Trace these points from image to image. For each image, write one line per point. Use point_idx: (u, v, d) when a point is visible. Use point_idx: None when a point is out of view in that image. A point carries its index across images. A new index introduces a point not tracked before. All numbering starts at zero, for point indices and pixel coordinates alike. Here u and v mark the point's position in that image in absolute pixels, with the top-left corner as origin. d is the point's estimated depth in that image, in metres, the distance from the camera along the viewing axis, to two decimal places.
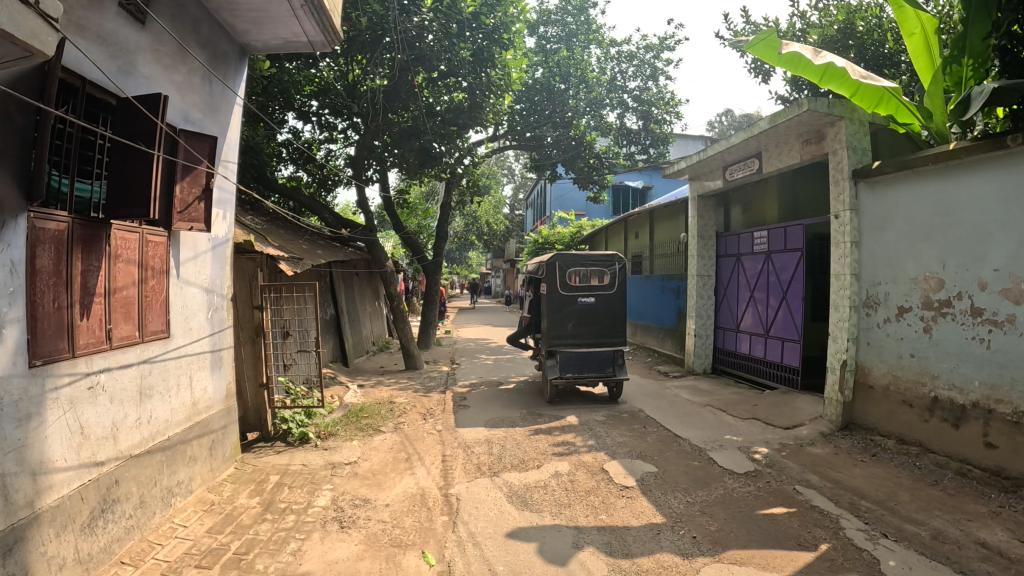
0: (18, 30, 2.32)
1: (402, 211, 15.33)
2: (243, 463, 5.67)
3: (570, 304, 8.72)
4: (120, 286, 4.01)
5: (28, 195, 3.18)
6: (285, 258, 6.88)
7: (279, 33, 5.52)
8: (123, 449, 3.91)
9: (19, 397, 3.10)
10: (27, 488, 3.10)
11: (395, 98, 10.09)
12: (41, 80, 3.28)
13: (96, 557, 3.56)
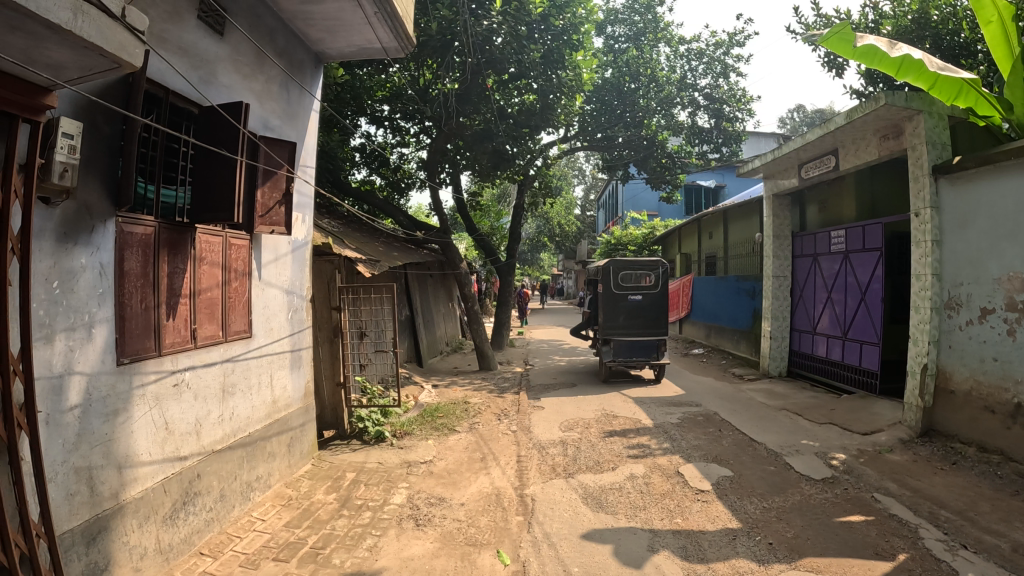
0: (106, 42, 2.42)
1: (474, 213, 15.44)
2: (320, 460, 5.80)
3: (621, 301, 10.04)
4: (205, 288, 4.16)
5: (116, 202, 3.32)
6: (364, 260, 7.01)
7: (353, 40, 5.61)
8: (205, 444, 4.06)
9: (108, 393, 3.24)
10: (113, 480, 3.24)
11: (467, 102, 10.08)
12: (125, 93, 3.41)
13: (177, 547, 3.70)
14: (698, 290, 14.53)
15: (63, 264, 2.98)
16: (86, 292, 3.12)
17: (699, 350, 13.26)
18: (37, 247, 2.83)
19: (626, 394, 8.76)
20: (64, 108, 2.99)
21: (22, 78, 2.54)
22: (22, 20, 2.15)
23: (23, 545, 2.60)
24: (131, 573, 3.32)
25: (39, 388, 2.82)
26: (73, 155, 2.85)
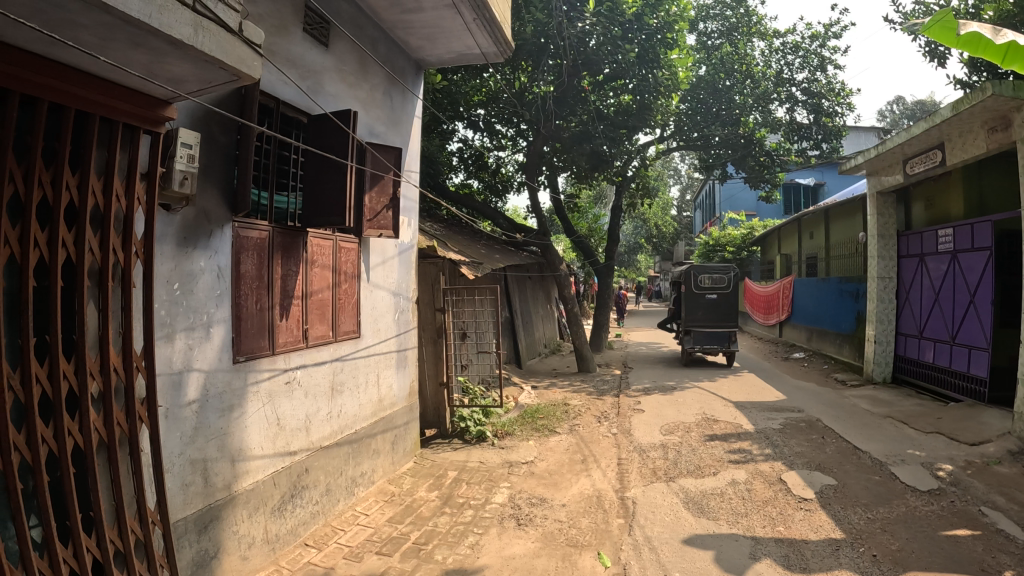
0: (224, 55, 2.52)
1: (572, 215, 15.45)
2: (422, 458, 5.93)
3: (699, 299, 11.77)
4: (317, 289, 4.33)
5: (233, 209, 3.49)
6: (468, 263, 7.13)
7: (453, 47, 5.71)
8: (314, 440, 4.22)
9: (224, 389, 3.41)
10: (226, 472, 3.41)
11: (565, 104, 10.20)
12: (238, 105, 3.57)
13: (283, 538, 3.85)
14: (799, 292, 14.06)
15: (183, 266, 3.16)
16: (205, 293, 3.30)
17: (800, 354, 12.79)
18: (160, 251, 3.01)
19: (727, 398, 8.57)
20: (183, 120, 3.15)
21: (144, 91, 2.68)
22: (145, 36, 2.25)
23: (139, 531, 2.75)
24: (239, 561, 3.47)
25: (160, 383, 3.00)
26: (192, 163, 3.00)
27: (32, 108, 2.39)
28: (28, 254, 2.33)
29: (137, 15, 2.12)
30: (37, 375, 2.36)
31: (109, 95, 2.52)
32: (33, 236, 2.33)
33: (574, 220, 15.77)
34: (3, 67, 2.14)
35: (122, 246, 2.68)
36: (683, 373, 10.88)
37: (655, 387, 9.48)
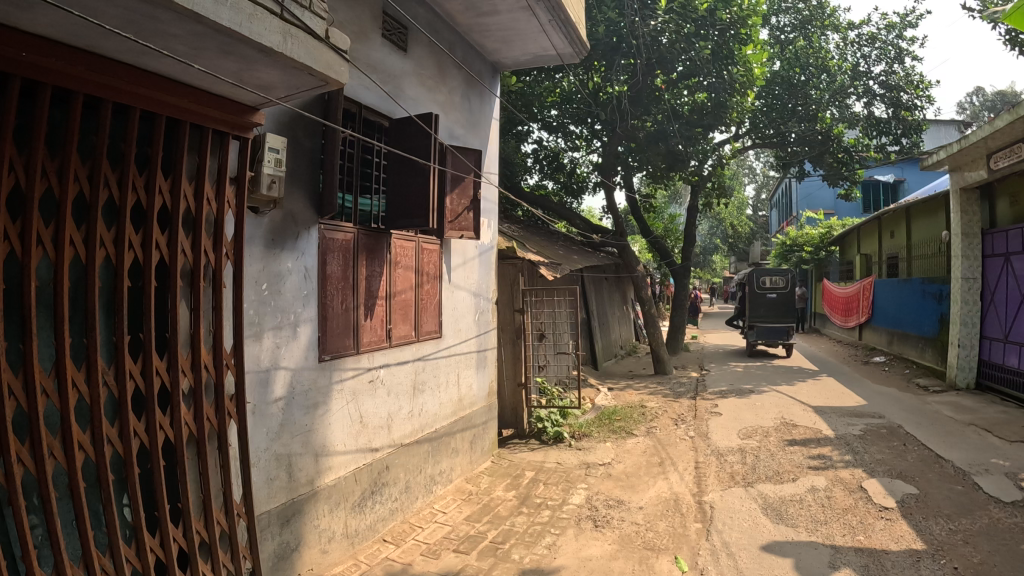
0: (313, 61, 2.51)
1: (649, 215, 15.32)
2: (500, 457, 5.97)
3: (761, 298, 13.32)
4: (400, 290, 4.41)
5: (318, 211, 3.58)
6: (547, 264, 7.13)
7: (528, 49, 5.72)
8: (395, 437, 4.31)
9: (310, 387, 3.51)
10: (310, 468, 3.50)
11: (639, 103, 10.08)
12: (323, 110, 3.65)
13: (362, 533, 3.93)
14: (880, 293, 13.58)
15: (271, 267, 3.27)
16: (292, 293, 3.40)
17: (881, 358, 12.34)
18: (249, 252, 3.12)
19: (805, 403, 8.34)
20: (270, 126, 3.25)
21: (232, 98, 2.75)
22: (235, 45, 2.25)
23: (225, 523, 2.84)
24: (319, 555, 3.55)
25: (249, 380, 3.10)
26: (279, 168, 3.08)
27: (125, 116, 2.47)
28: (123, 257, 2.43)
29: (228, 24, 2.12)
30: (132, 372, 2.47)
31: (196, 102, 2.58)
32: (127, 238, 2.44)
33: (650, 220, 15.60)
34: (94, 77, 2.21)
35: (213, 247, 2.78)
36: (762, 376, 10.62)
37: (732, 390, 9.29)
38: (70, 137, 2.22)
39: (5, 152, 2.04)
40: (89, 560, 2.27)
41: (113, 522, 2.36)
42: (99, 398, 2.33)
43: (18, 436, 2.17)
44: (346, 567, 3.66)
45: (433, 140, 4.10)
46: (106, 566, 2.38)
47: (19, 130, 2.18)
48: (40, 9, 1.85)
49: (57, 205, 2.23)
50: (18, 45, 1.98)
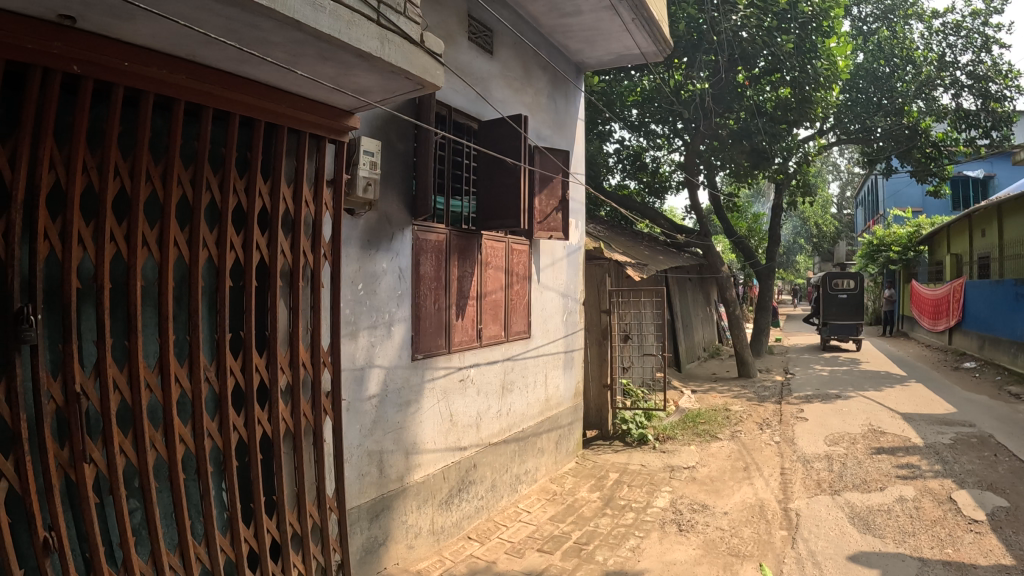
0: (410, 65, 2.54)
1: (732, 215, 15.07)
2: (584, 458, 5.96)
3: (835, 298, 14.36)
4: (490, 291, 4.45)
5: (412, 212, 3.65)
6: (633, 264, 7.06)
7: (611, 48, 5.68)
8: (483, 436, 4.36)
9: (403, 385, 3.59)
10: (400, 464, 3.57)
11: (722, 100, 9.92)
12: (414, 114, 3.72)
13: (448, 530, 3.99)
14: (970, 295, 12.95)
15: (368, 267, 3.35)
16: (387, 293, 3.48)
17: (970, 363, 11.78)
18: (346, 253, 3.20)
19: (894, 409, 8.03)
20: (365, 129, 3.32)
21: (327, 103, 2.82)
22: (333, 51, 2.29)
23: (318, 516, 2.89)
24: (406, 550, 3.61)
25: (345, 377, 3.19)
26: (374, 170, 3.15)
27: (226, 123, 2.56)
28: (225, 257, 2.52)
29: (327, 30, 2.15)
30: (232, 368, 2.56)
31: (293, 106, 2.66)
32: (228, 239, 2.52)
33: (733, 219, 15.29)
34: (194, 85, 2.30)
35: (311, 248, 2.86)
36: (848, 380, 10.28)
37: (818, 394, 9.03)
38: (172, 143, 2.31)
39: (109, 156, 2.14)
40: (185, 548, 2.36)
41: (209, 513, 2.44)
42: (200, 393, 2.42)
43: (122, 428, 2.28)
44: (431, 562, 3.71)
45: (524, 141, 4.05)
46: (203, 555, 2.46)
47: (125, 136, 2.29)
48: (143, 20, 1.93)
49: (161, 207, 2.33)
50: (121, 55, 2.08)
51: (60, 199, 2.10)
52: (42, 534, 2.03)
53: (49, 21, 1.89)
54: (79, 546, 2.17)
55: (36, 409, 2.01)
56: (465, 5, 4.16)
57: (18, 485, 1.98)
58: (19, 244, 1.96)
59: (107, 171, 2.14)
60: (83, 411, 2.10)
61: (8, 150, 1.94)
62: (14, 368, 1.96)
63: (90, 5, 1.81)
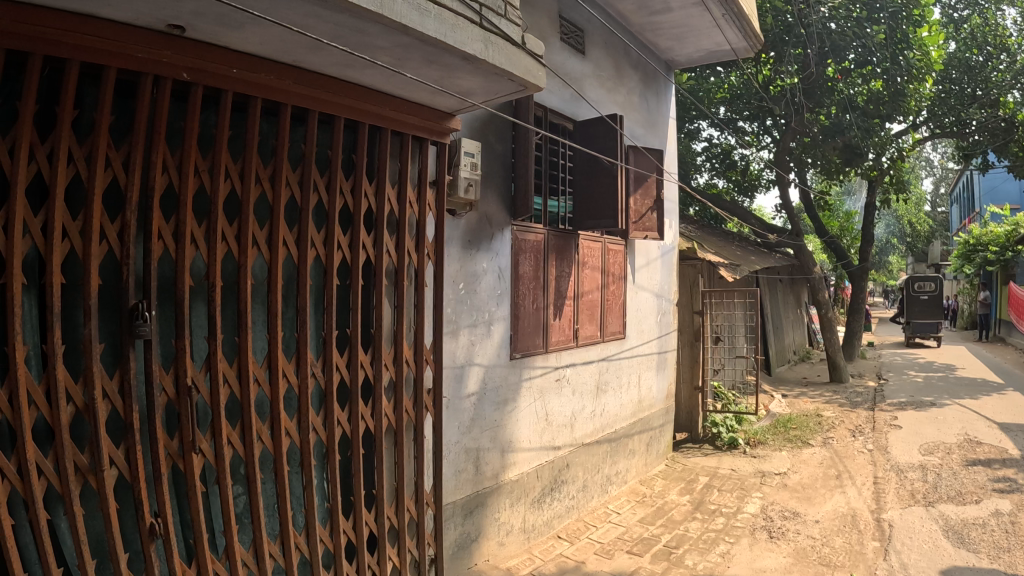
0: (514, 68, 2.55)
1: (824, 214, 14.67)
2: (674, 461, 5.90)
3: (917, 298, 15.08)
4: (587, 291, 4.46)
5: (512, 212, 3.68)
6: (726, 264, 6.73)
7: (701, 44, 5.59)
8: (577, 436, 4.37)
9: (501, 383, 3.63)
10: (496, 462, 3.61)
11: (813, 95, 9.53)
12: (512, 115, 3.75)
13: (538, 528, 4.00)
14: None
15: (469, 267, 3.40)
16: (487, 293, 3.53)
17: None
18: (448, 253, 3.25)
19: (994, 418, 7.64)
20: (466, 132, 3.36)
21: (430, 106, 2.86)
22: (439, 54, 2.32)
23: (414, 510, 2.94)
24: (497, 546, 3.64)
25: (446, 375, 3.24)
26: (475, 171, 3.18)
27: (331, 127, 2.63)
28: (332, 256, 2.58)
29: (432, 34, 2.18)
30: (338, 365, 2.63)
31: (396, 109, 2.71)
32: (336, 239, 2.59)
33: (825, 217, 14.85)
34: (300, 90, 2.38)
35: (415, 248, 2.91)
36: (945, 388, 9.83)
37: (913, 401, 8.68)
38: (280, 146, 2.39)
39: (220, 160, 2.23)
40: (286, 537, 2.44)
41: (310, 504, 2.51)
42: (306, 388, 2.49)
43: (231, 420, 2.37)
44: (521, 561, 3.73)
45: (620, 140, 4.06)
46: (303, 545, 2.54)
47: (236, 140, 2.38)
48: (251, 28, 2.00)
49: (271, 208, 2.41)
50: (230, 62, 2.16)
51: (173, 201, 2.20)
52: (148, 520, 2.13)
53: (159, 31, 1.98)
54: (184, 532, 2.26)
55: (148, 400, 2.10)
56: (556, 6, 4.16)
57: (128, 472, 2.08)
58: (134, 243, 2.05)
59: (218, 174, 2.23)
60: (194, 404, 2.19)
61: (123, 154, 2.04)
62: (128, 360, 2.06)
63: (200, 14, 1.89)
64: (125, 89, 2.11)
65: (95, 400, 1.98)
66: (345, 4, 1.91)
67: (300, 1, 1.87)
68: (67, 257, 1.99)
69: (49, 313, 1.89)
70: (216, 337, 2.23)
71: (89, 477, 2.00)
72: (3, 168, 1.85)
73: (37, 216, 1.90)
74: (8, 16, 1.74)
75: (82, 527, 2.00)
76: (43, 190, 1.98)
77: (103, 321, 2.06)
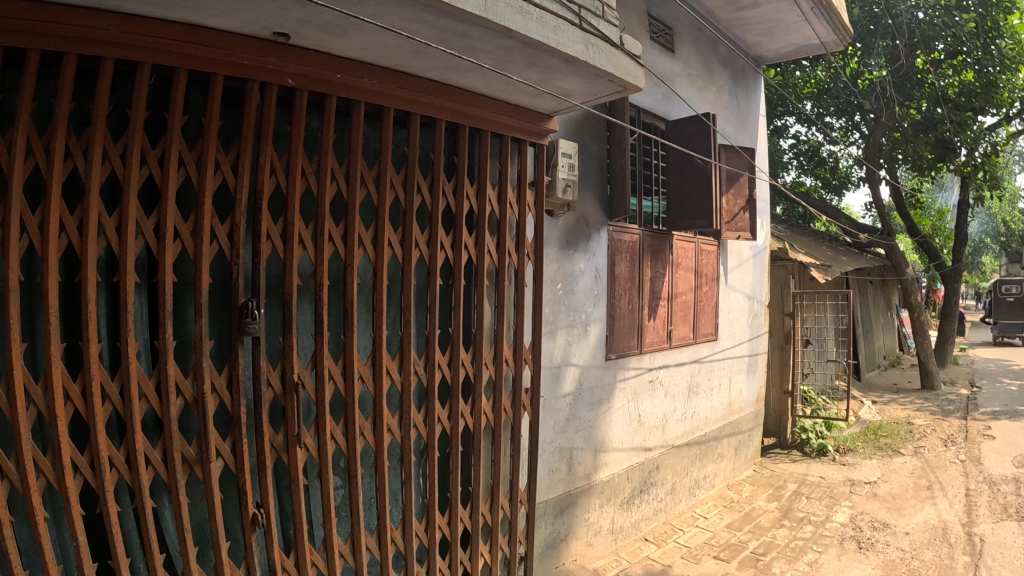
0: (614, 68, 2.53)
1: (915, 213, 14.20)
2: (762, 466, 5.81)
3: (1003, 300, 14.80)
4: (681, 292, 4.41)
5: (608, 213, 3.68)
6: (815, 265, 6.42)
7: (790, 39, 5.46)
8: (668, 438, 4.33)
9: (596, 384, 3.63)
10: (588, 462, 3.61)
11: (903, 88, 9.30)
12: (607, 114, 3.74)
13: (626, 530, 3.98)
14: None
15: (567, 267, 3.41)
16: (585, 293, 3.54)
17: None
18: (547, 252, 3.28)
19: None
20: (563, 132, 3.37)
21: (529, 108, 2.87)
22: (540, 56, 2.33)
23: (508, 508, 2.96)
24: (585, 547, 3.64)
25: (544, 374, 3.27)
26: (573, 172, 3.19)
27: (432, 130, 2.66)
28: (435, 256, 2.62)
29: (535, 36, 2.19)
30: (440, 363, 2.66)
31: (496, 111, 2.74)
32: (439, 239, 2.62)
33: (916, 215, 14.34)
34: (402, 94, 2.42)
35: (516, 248, 2.93)
36: None
37: (1010, 411, 8.30)
38: (384, 149, 2.44)
39: (326, 163, 2.28)
40: (382, 532, 2.48)
41: (408, 499, 2.55)
42: (408, 385, 2.53)
43: (335, 416, 2.42)
44: (609, 562, 3.72)
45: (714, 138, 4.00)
46: (400, 540, 2.58)
47: (340, 144, 2.44)
48: (355, 34, 2.04)
49: (376, 209, 2.46)
50: (334, 68, 2.21)
51: (281, 203, 2.26)
52: (252, 510, 2.19)
53: (265, 39, 2.04)
54: (283, 523, 2.33)
55: (256, 395, 2.17)
56: (645, 4, 4.13)
57: (234, 463, 2.15)
58: (243, 243, 2.12)
59: (324, 176, 2.28)
60: (299, 399, 2.25)
61: (232, 158, 2.11)
62: (237, 356, 2.12)
63: (306, 21, 1.93)
64: (231, 96, 2.18)
65: (204, 393, 2.05)
66: (447, 8, 1.93)
67: (404, 6, 1.90)
68: (178, 257, 2.07)
69: (161, 310, 1.97)
70: (322, 334, 2.29)
71: (196, 468, 2.08)
72: (116, 172, 1.93)
73: (150, 217, 1.98)
74: (117, 27, 1.82)
75: (187, 515, 2.08)
76: (154, 193, 2.06)
77: (213, 318, 2.14)
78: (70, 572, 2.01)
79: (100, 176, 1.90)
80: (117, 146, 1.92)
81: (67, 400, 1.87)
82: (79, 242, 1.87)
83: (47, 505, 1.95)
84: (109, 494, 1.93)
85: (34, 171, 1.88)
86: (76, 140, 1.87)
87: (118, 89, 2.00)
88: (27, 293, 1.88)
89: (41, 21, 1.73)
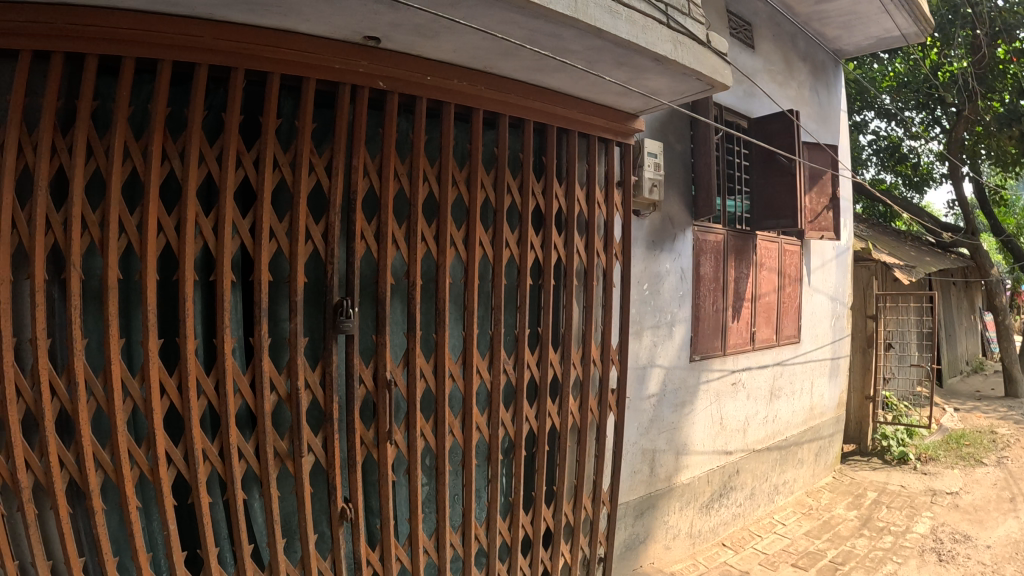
0: (703, 66, 2.51)
1: (1000, 213, 13.69)
2: (841, 473, 5.69)
3: None
4: (764, 292, 4.35)
5: (694, 213, 3.65)
6: (900, 266, 6.40)
7: (870, 32, 5.33)
8: (749, 442, 4.27)
9: (681, 386, 3.60)
10: (670, 464, 3.59)
11: (985, 80, 8.83)
12: (691, 113, 3.72)
13: (705, 534, 3.94)
14: None
15: (653, 268, 3.40)
16: (670, 293, 3.51)
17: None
18: (634, 252, 3.27)
19: None
20: (647, 132, 3.37)
21: (615, 107, 2.87)
22: (629, 55, 2.32)
23: (590, 508, 2.97)
24: (663, 550, 3.61)
25: (632, 374, 3.26)
26: (659, 171, 3.18)
27: (520, 131, 2.69)
28: (525, 256, 2.63)
29: (625, 36, 2.18)
30: (529, 363, 2.67)
31: (584, 112, 2.74)
32: (529, 239, 2.64)
33: (999, 215, 13.81)
34: (492, 95, 2.44)
35: (604, 248, 2.93)
36: None
37: None
38: (473, 150, 2.46)
39: (418, 163, 2.32)
40: (467, 528, 2.51)
41: (493, 496, 2.57)
42: (497, 384, 2.55)
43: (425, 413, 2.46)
44: (687, 565, 3.69)
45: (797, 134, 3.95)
46: (485, 537, 2.60)
47: (430, 145, 2.47)
48: (445, 37, 2.07)
49: (467, 210, 2.49)
50: (424, 70, 2.25)
51: (375, 204, 2.31)
52: (340, 504, 2.24)
53: (356, 43, 2.08)
54: (370, 517, 2.39)
55: (349, 392, 2.21)
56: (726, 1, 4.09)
57: (325, 458, 2.20)
58: (338, 243, 2.17)
59: (416, 177, 2.32)
60: (391, 397, 2.29)
61: (325, 159, 2.15)
62: (331, 353, 2.17)
63: (397, 25, 1.97)
64: (323, 99, 2.24)
65: (298, 390, 2.10)
66: (538, 9, 1.93)
67: (496, 8, 1.91)
68: (274, 256, 2.12)
69: (257, 308, 2.02)
70: (413, 333, 2.32)
71: (288, 462, 2.13)
72: (213, 173, 1.99)
73: (246, 217, 2.03)
74: (211, 34, 1.87)
75: (276, 508, 2.13)
76: (249, 194, 2.12)
77: (308, 317, 2.19)
78: (159, 559, 2.08)
79: (198, 177, 1.96)
80: (213, 148, 1.98)
81: (164, 394, 1.93)
82: (177, 242, 1.93)
83: (141, 494, 2.03)
84: (202, 485, 1.99)
85: (134, 173, 1.95)
86: (172, 143, 1.94)
87: (213, 93, 2.06)
88: (124, 289, 1.95)
89: (138, 30, 1.80)
